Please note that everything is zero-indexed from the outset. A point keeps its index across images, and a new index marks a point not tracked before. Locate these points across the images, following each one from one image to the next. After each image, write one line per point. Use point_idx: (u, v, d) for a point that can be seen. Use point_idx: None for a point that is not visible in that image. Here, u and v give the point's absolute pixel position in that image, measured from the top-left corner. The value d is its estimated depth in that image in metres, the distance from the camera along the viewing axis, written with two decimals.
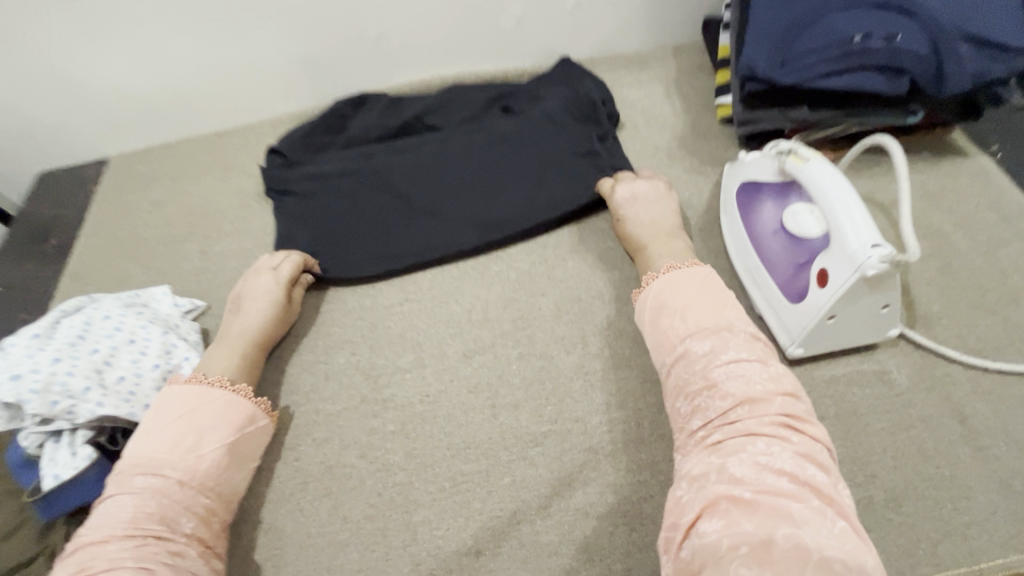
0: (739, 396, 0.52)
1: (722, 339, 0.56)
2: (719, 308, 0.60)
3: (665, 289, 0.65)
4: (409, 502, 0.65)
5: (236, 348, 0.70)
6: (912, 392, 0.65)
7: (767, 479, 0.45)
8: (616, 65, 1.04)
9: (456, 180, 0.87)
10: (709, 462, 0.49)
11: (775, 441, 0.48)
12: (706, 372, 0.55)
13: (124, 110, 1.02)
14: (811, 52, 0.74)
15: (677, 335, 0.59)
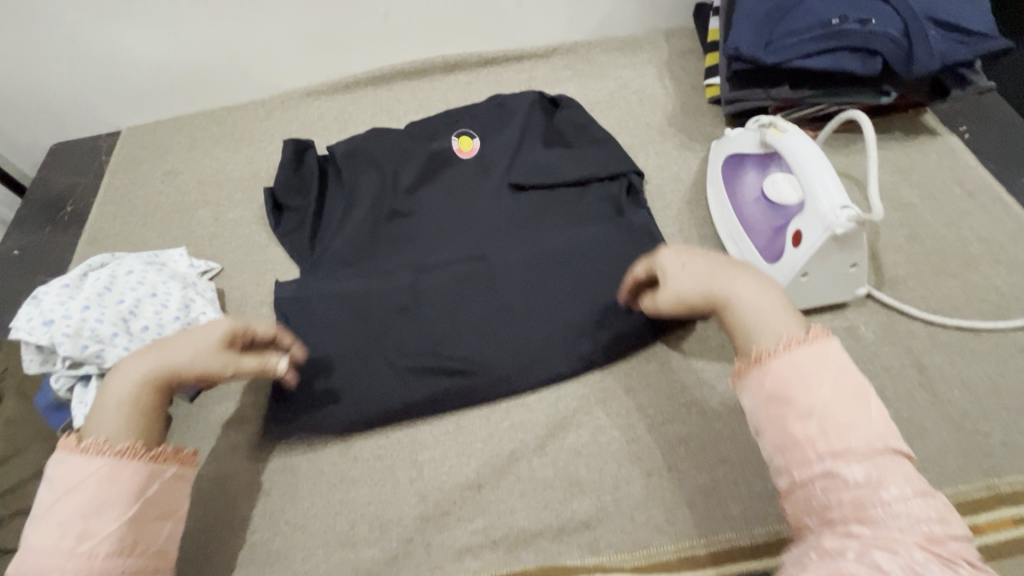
0: (904, 535, 0.38)
1: (872, 447, 0.41)
2: (845, 368, 0.44)
3: (779, 373, 0.44)
4: (415, 443, 0.71)
5: (148, 368, 0.54)
6: (877, 345, 0.71)
7: (917, 546, 0.37)
8: (611, 47, 1.09)
9: (469, 278, 0.78)
10: (841, 541, 0.39)
11: (915, 526, 0.38)
12: (841, 481, 0.40)
13: (137, 83, 1.06)
14: (793, 34, 0.79)
15: (814, 444, 0.42)
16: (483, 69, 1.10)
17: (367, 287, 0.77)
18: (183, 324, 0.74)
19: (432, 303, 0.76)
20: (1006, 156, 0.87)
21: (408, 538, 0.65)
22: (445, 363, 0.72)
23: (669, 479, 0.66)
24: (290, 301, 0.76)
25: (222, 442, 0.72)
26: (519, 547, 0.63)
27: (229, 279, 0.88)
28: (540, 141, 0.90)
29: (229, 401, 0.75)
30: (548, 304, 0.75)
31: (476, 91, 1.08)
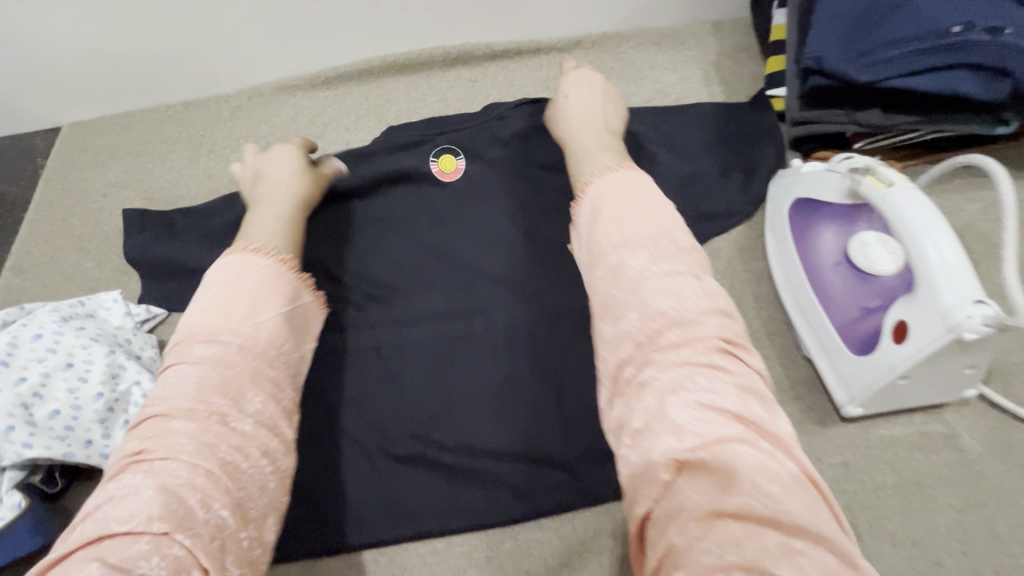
0: (673, 318, 0.43)
1: (663, 252, 0.46)
2: (650, 220, 0.49)
3: (596, 209, 0.51)
4: (396, 565, 0.58)
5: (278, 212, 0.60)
6: (984, 462, 0.56)
7: (717, 426, 0.38)
8: (647, 42, 0.90)
9: (466, 342, 0.64)
10: (651, 404, 0.40)
11: (723, 407, 0.39)
12: (656, 317, 0.43)
13: (71, 74, 0.87)
14: (894, 44, 0.61)
15: (610, 245, 0.48)
16: (491, 65, 0.91)
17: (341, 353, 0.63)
18: (106, 403, 0.59)
19: (420, 377, 0.62)
20: None
21: None
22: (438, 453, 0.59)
23: None
24: None
25: None
26: None
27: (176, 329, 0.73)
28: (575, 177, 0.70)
29: None
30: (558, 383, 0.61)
31: (482, 92, 0.90)
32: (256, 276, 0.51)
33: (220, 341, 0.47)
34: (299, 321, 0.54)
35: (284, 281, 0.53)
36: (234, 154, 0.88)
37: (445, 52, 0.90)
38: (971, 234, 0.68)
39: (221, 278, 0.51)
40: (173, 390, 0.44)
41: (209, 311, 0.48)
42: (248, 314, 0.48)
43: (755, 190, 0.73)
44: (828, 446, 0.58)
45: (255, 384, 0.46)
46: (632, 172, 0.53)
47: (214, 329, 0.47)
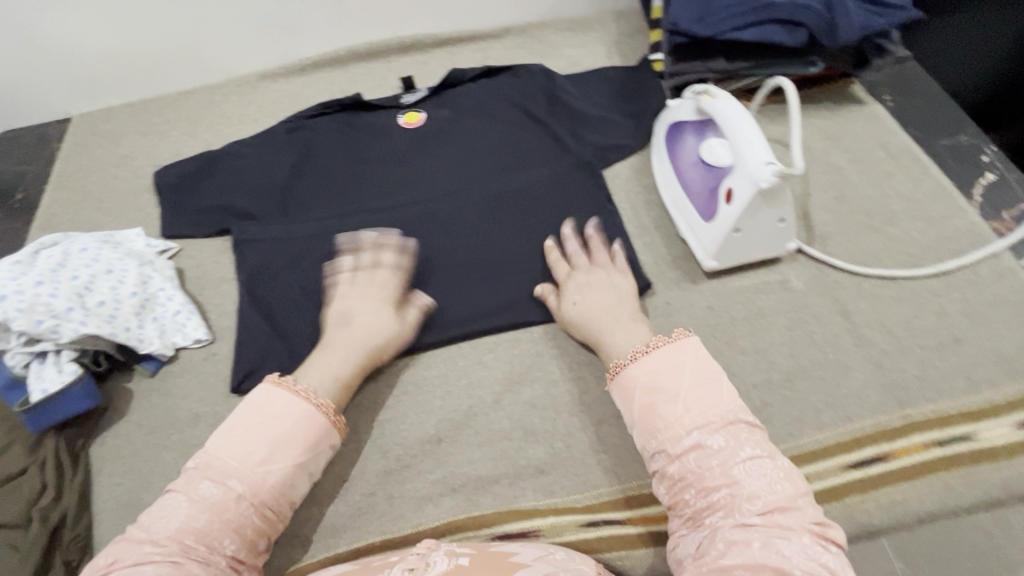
0: (761, 496, 0.52)
1: (735, 434, 0.55)
2: (712, 394, 0.58)
3: (643, 389, 0.61)
4: (375, 405, 0.73)
5: (351, 356, 0.69)
6: (807, 295, 0.77)
7: (790, 555, 0.48)
8: (561, 28, 1.12)
9: (423, 221, 0.88)
10: (740, 532, 0.50)
11: (767, 515, 0.51)
12: (707, 450, 0.55)
13: (84, 69, 1.04)
14: (725, 9, 0.84)
15: (682, 425, 0.57)
16: (438, 50, 1.12)
17: (338, 230, 0.88)
18: (140, 300, 0.75)
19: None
20: (926, 121, 0.93)
21: (371, 491, 0.67)
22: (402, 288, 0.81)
23: (617, 423, 0.70)
24: (256, 271, 0.85)
25: (190, 414, 0.75)
26: (478, 495, 0.66)
27: (188, 259, 0.89)
28: (505, 123, 0.98)
29: (196, 376, 0.77)
30: (489, 242, 0.84)
31: (431, 71, 1.10)
32: (283, 425, 0.60)
33: (227, 484, 0.56)
34: (311, 470, 0.61)
35: (301, 430, 0.60)
36: (226, 128, 1.06)
37: (400, 42, 1.11)
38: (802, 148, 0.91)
39: (259, 409, 0.60)
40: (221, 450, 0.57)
41: (234, 450, 0.57)
42: (265, 461, 0.58)
43: (644, 127, 0.95)
44: (698, 296, 0.78)
45: (234, 532, 0.55)
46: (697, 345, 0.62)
47: (224, 471, 0.56)
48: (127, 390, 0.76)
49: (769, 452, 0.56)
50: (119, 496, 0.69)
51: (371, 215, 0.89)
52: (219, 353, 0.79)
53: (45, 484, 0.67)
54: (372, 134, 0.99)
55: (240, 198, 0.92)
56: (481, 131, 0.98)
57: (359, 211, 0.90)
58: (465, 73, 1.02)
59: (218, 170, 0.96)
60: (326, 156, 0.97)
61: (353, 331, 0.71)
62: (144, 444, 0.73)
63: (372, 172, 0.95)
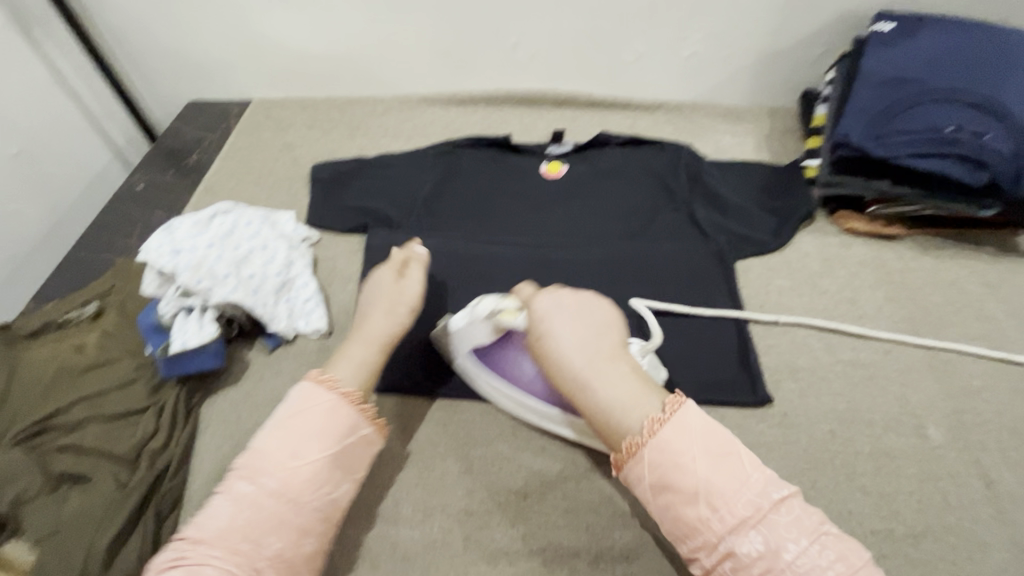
0: (715, 483, 0.53)
1: (685, 425, 0.56)
2: (689, 420, 0.56)
3: (674, 439, 0.55)
4: (468, 438, 0.74)
5: (354, 370, 0.68)
6: (944, 449, 0.71)
7: (790, 552, 0.50)
8: (713, 113, 1.14)
9: (544, 272, 0.91)
10: (757, 541, 0.51)
11: (804, 547, 0.51)
12: (683, 475, 0.54)
13: (277, 61, 1.17)
14: (904, 133, 0.83)
15: (653, 445, 0.55)
16: (589, 110, 1.17)
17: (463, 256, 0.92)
18: (281, 281, 0.82)
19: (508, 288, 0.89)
20: None
21: (449, 527, 0.67)
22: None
23: None
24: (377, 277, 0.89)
25: None
26: (557, 564, 0.65)
27: (323, 250, 0.94)
28: (640, 191, 0.99)
29: (307, 363, 0.80)
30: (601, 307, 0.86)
31: (578, 127, 1.14)
32: (316, 417, 0.63)
33: (258, 482, 0.59)
34: (343, 462, 0.63)
35: (341, 422, 0.63)
36: (382, 139, 1.14)
37: (556, 94, 1.16)
38: (954, 289, 0.86)
39: (286, 407, 0.64)
40: (269, 443, 0.61)
41: (272, 443, 0.61)
42: (297, 455, 0.61)
43: (788, 228, 0.93)
44: (819, 416, 0.75)
45: (297, 528, 0.59)
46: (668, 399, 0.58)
47: (255, 471, 0.60)
48: (245, 359, 0.80)
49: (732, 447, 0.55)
50: (214, 459, 0.72)
51: (496, 251, 0.93)
52: (332, 346, 0.82)
53: (156, 429, 0.72)
54: (508, 174, 1.02)
55: (381, 205, 0.98)
56: (617, 193, 0.99)
57: (483, 245, 0.94)
58: (612, 137, 1.04)
59: (367, 176, 1.02)
60: (462, 185, 1.01)
61: (367, 336, 0.72)
62: (247, 416, 0.75)
63: (505, 207, 0.98)
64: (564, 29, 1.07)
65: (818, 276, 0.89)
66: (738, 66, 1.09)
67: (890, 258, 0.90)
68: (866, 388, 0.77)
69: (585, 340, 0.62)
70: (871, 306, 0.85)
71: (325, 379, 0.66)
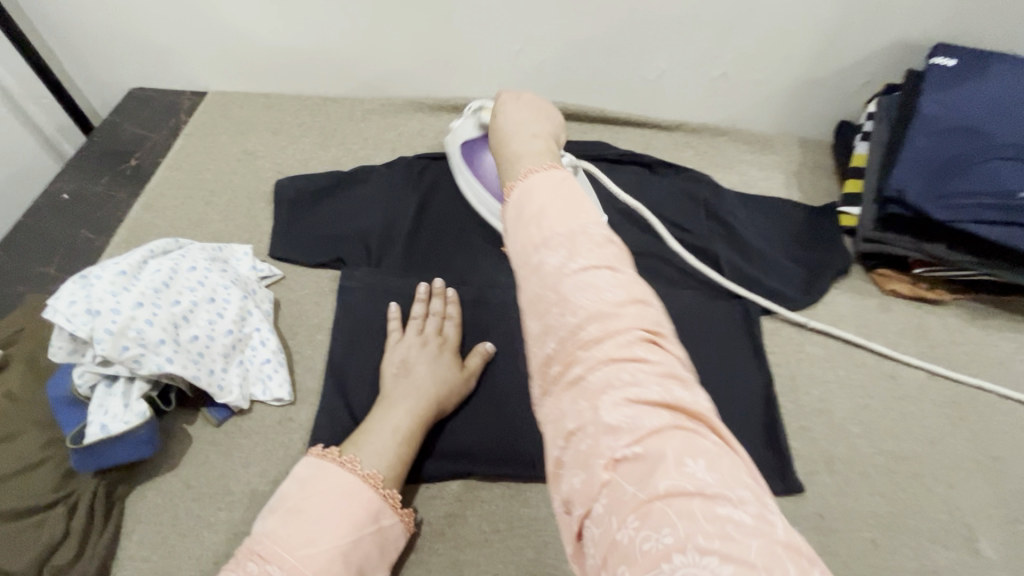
0: (603, 334, 0.38)
1: (598, 275, 0.40)
2: (588, 235, 0.43)
3: (533, 249, 0.43)
4: (457, 539, 0.65)
5: (391, 437, 0.63)
6: (999, 568, 0.63)
7: (701, 494, 0.31)
8: (739, 139, 1.02)
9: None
10: (628, 466, 0.33)
11: (710, 446, 0.34)
12: (608, 371, 0.37)
13: (236, 48, 0.99)
14: (968, 195, 0.72)
15: (569, 332, 0.39)
16: (600, 127, 1.03)
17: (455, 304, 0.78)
18: (233, 340, 0.66)
19: (507, 345, 0.76)
20: None
21: None
22: (512, 404, 0.71)
23: None
24: (352, 328, 0.75)
25: (245, 490, 0.63)
26: None
27: (288, 290, 0.80)
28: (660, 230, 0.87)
29: (264, 442, 0.66)
30: None
31: None
32: (333, 499, 0.57)
33: (267, 568, 0.52)
34: (364, 554, 0.56)
35: (362, 508, 0.58)
36: (361, 150, 0.98)
37: (564, 106, 1.01)
38: (1002, 367, 0.77)
39: (303, 485, 0.58)
40: (279, 528, 0.54)
41: (282, 528, 0.54)
42: (311, 541, 0.54)
43: (821, 288, 0.83)
44: (859, 522, 0.66)
45: None
46: (569, 177, 0.48)
47: (266, 553, 0.53)
48: (187, 434, 0.66)
49: (645, 308, 0.40)
50: (141, 571, 0.58)
51: (493, 296, 0.79)
52: (295, 419, 0.68)
53: (67, 533, 0.58)
54: None
55: (358, 235, 0.83)
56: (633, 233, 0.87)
57: (476, 288, 0.80)
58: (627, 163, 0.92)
59: (345, 197, 0.87)
60: (455, 211, 0.87)
61: (411, 386, 0.67)
62: (187, 512, 0.62)
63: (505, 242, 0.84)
64: (578, 36, 0.92)
65: (854, 345, 0.80)
66: (771, 91, 0.97)
67: (933, 327, 0.81)
68: (910, 488, 0.68)
69: (520, 121, 0.55)
70: (913, 384, 0.76)
71: (340, 456, 0.61)
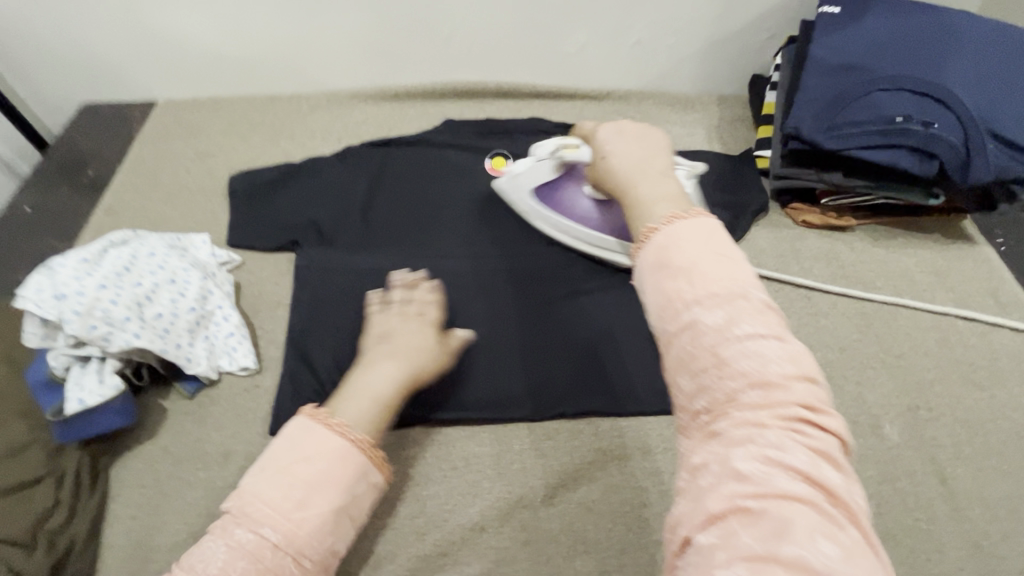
0: (752, 379, 0.39)
1: (737, 309, 0.42)
2: (726, 271, 0.44)
3: (671, 273, 0.45)
4: (419, 477, 0.71)
5: (376, 401, 0.62)
6: (901, 449, 0.71)
7: (818, 552, 0.32)
8: (663, 101, 1.09)
9: (493, 280, 0.84)
10: (744, 504, 0.35)
11: (820, 496, 0.35)
12: (739, 410, 0.39)
13: (181, 56, 1.03)
14: (855, 124, 0.80)
15: (716, 371, 0.40)
16: (535, 101, 1.09)
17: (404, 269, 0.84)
18: (197, 316, 0.71)
19: (455, 301, 0.82)
20: None
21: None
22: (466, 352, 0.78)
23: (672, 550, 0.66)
24: (310, 301, 0.81)
25: (220, 451, 0.69)
26: None
27: (248, 274, 0.85)
28: None
29: (234, 408, 0.72)
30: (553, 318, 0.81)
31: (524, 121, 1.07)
32: (323, 464, 0.55)
33: (261, 531, 0.51)
34: (354, 511, 0.56)
35: (353, 470, 0.56)
36: (310, 142, 1.03)
37: (499, 85, 1.08)
38: (902, 280, 0.86)
39: (295, 445, 0.55)
40: (270, 491, 0.53)
41: (272, 491, 0.53)
42: (302, 503, 0.53)
43: (740, 226, 0.91)
44: None
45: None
46: (721, 228, 0.47)
47: (258, 517, 0.52)
48: (161, 408, 0.71)
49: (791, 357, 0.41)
50: (129, 529, 0.64)
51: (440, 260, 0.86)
52: (262, 386, 0.74)
53: (57, 501, 0.62)
54: (449, 175, 0.95)
55: (310, 217, 0.88)
56: None
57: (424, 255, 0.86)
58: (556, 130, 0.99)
59: (296, 185, 0.93)
60: (401, 189, 0.93)
61: (394, 352, 0.68)
62: (166, 475, 0.67)
63: (449, 212, 0.91)
64: (504, 17, 0.99)
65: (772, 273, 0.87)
66: (686, 53, 1.04)
67: (842, 251, 0.89)
68: None
69: (626, 148, 0.59)
70: (825, 302, 0.84)
71: (330, 418, 0.58)
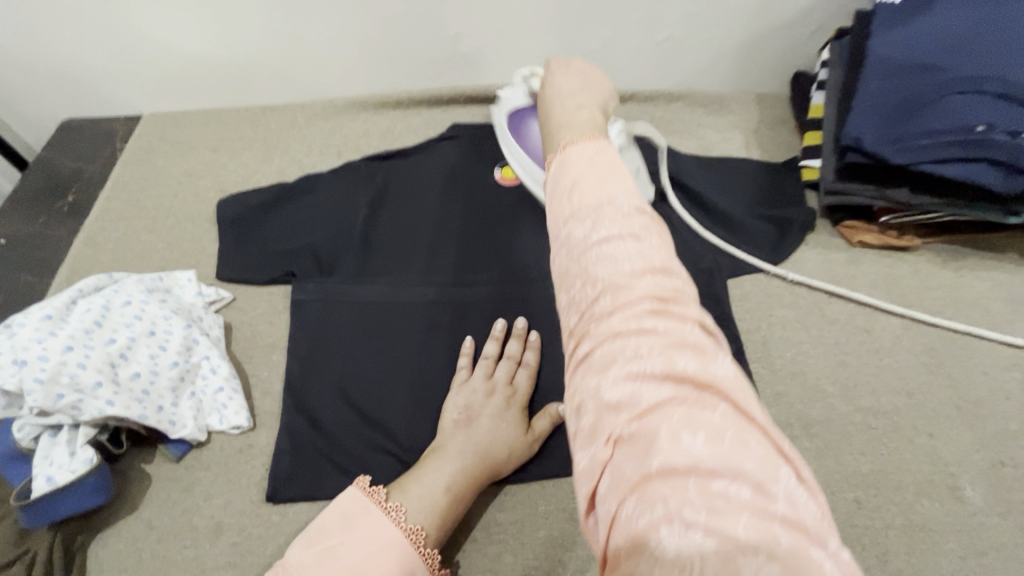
0: (610, 286, 0.35)
1: (603, 219, 0.38)
2: (603, 187, 0.40)
3: (560, 203, 0.41)
4: None
5: (439, 490, 0.58)
6: (986, 515, 0.61)
7: (697, 465, 0.28)
8: (694, 102, 0.98)
9: (511, 315, 0.75)
10: (622, 428, 0.30)
11: (693, 394, 0.30)
12: (609, 323, 0.34)
13: (164, 67, 0.95)
14: (926, 134, 0.69)
15: (591, 290, 0.36)
16: None
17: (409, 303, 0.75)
18: (180, 372, 0.64)
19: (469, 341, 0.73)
20: None
21: None
22: None
23: None
24: (306, 343, 0.72)
25: (210, 524, 0.62)
26: None
27: (239, 312, 0.77)
28: None
29: (225, 472, 0.64)
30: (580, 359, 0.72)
31: None
32: (368, 548, 0.52)
33: None
34: None
35: (397, 563, 0.52)
36: (306, 158, 0.94)
37: None
38: (976, 307, 0.76)
39: (344, 520, 0.54)
40: (311, 566, 0.51)
41: (314, 568, 0.50)
42: None
43: (786, 245, 0.81)
44: (841, 483, 0.64)
45: None
46: (607, 144, 0.44)
47: None
48: (145, 473, 0.64)
49: (658, 255, 0.36)
50: None
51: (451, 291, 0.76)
52: (255, 445, 0.66)
53: None
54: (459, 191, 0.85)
55: (305, 246, 0.79)
56: None
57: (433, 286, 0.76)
58: None
59: (290, 209, 0.84)
60: (405, 211, 0.83)
61: (468, 436, 0.63)
62: (150, 553, 0.60)
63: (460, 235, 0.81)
64: (517, 15, 0.88)
65: (825, 302, 0.77)
66: (721, 50, 0.93)
67: (904, 274, 0.79)
68: (891, 442, 0.66)
69: (569, 90, 0.53)
70: (888, 336, 0.74)
71: (386, 500, 0.56)
